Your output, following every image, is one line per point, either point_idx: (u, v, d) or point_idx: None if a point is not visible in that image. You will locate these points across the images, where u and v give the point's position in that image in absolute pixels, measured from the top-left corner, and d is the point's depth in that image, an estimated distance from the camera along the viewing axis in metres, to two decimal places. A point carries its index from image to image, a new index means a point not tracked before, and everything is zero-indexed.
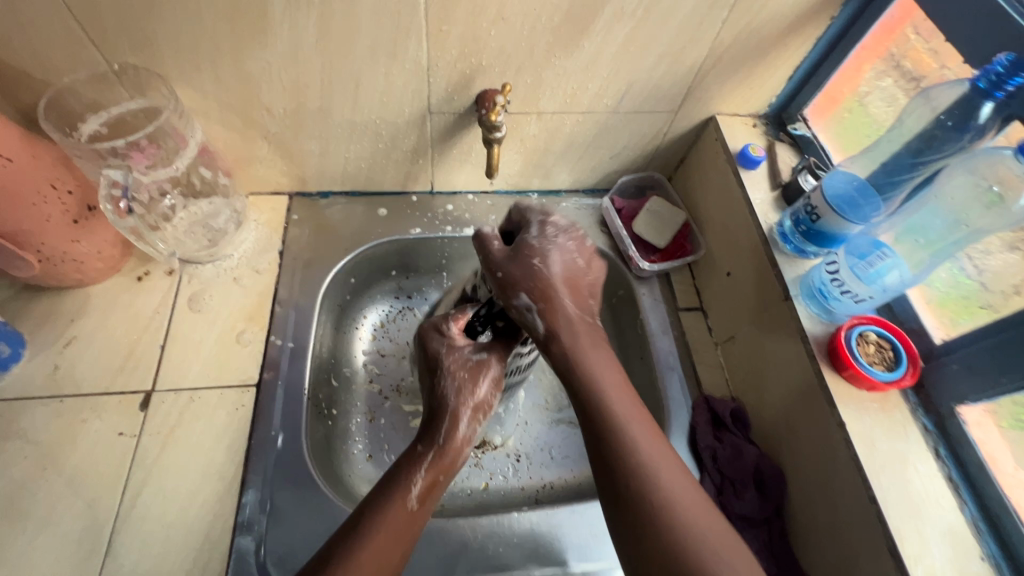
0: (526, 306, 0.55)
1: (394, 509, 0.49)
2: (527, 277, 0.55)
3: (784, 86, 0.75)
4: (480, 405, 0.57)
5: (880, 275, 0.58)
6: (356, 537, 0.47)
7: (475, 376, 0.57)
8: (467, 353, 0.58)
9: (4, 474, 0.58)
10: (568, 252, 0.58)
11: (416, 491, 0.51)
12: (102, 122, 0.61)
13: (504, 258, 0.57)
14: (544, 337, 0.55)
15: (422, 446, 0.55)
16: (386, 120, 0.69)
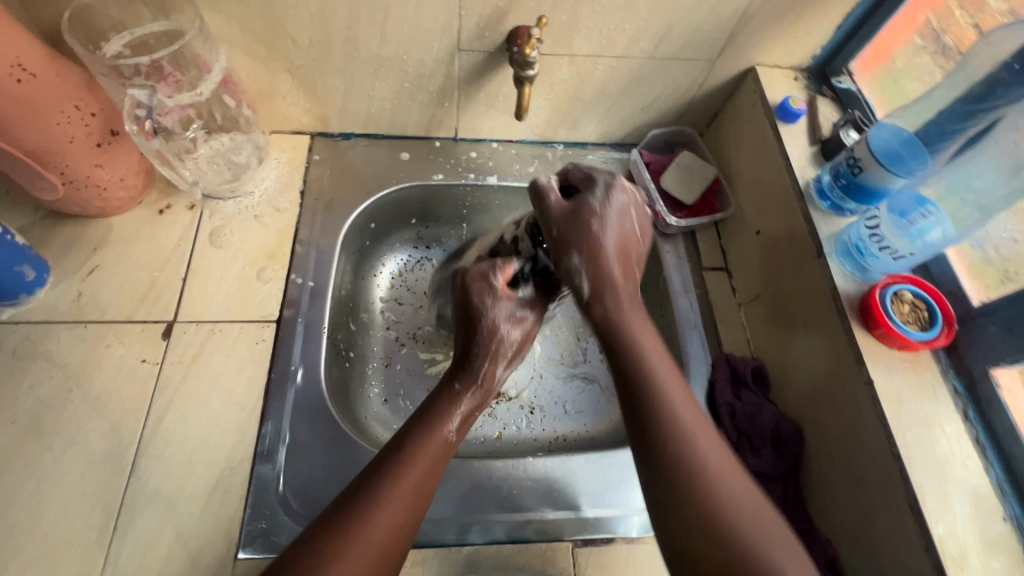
0: (576, 268, 0.55)
1: (433, 436, 0.50)
2: (585, 241, 0.54)
3: (832, 36, 0.71)
4: (518, 350, 0.59)
5: (923, 232, 0.56)
6: (397, 460, 0.48)
7: (517, 326, 0.58)
8: (511, 307, 0.58)
9: (30, 393, 0.59)
10: (623, 215, 0.56)
11: (455, 422, 0.52)
12: (124, 43, 0.60)
13: (564, 216, 0.55)
14: (588, 298, 0.54)
15: (459, 385, 0.55)
16: (414, 56, 0.67)
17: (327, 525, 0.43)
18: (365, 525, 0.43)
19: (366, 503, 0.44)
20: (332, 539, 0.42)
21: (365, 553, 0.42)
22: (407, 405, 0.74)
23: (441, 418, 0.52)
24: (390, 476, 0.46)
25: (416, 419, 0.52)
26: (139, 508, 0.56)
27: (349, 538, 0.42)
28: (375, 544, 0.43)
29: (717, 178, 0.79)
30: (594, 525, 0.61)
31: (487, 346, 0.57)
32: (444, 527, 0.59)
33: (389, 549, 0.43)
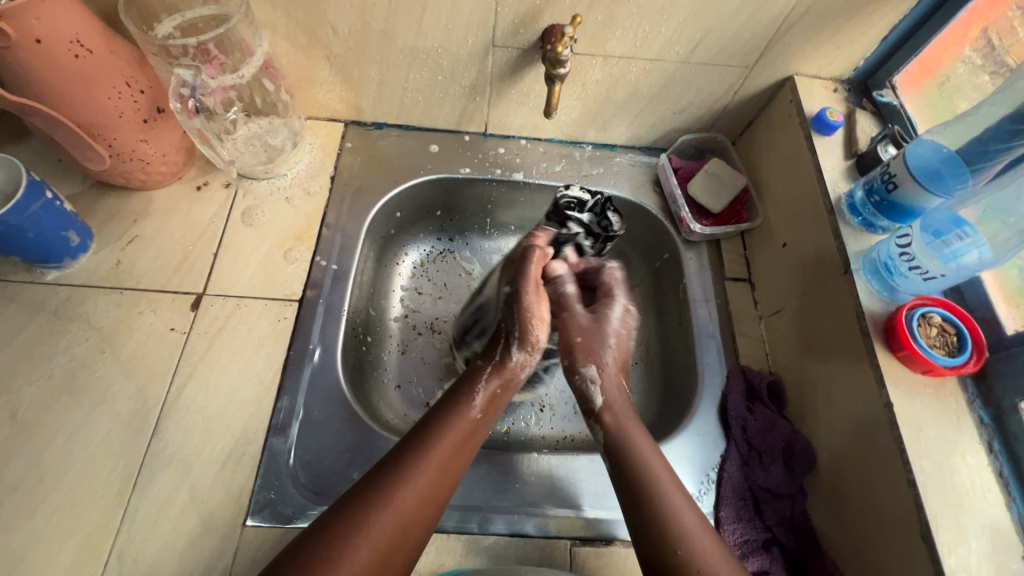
0: (591, 377, 0.59)
1: (461, 417, 0.53)
2: (591, 352, 0.59)
3: (875, 48, 0.69)
4: (530, 334, 0.58)
5: (957, 254, 0.53)
6: (427, 438, 0.50)
7: (536, 297, 0.59)
8: (535, 275, 0.60)
9: (68, 351, 0.63)
10: (623, 323, 0.61)
11: (480, 404, 0.54)
12: (175, 25, 0.63)
13: (586, 325, 0.60)
14: (597, 408, 0.58)
15: (480, 363, 0.59)
16: (449, 50, 0.68)
17: (359, 494, 0.46)
18: (394, 496, 0.46)
19: (397, 478, 0.47)
20: (364, 508, 0.45)
21: (392, 524, 0.44)
22: (419, 393, 0.76)
23: (467, 398, 0.54)
24: (419, 450, 0.49)
25: (445, 401, 0.55)
26: (158, 469, 0.58)
27: (381, 507, 0.45)
28: (403, 514, 0.45)
29: (746, 187, 0.78)
30: (594, 527, 0.60)
31: (502, 331, 0.60)
32: (444, 513, 0.59)
33: (418, 522, 0.46)
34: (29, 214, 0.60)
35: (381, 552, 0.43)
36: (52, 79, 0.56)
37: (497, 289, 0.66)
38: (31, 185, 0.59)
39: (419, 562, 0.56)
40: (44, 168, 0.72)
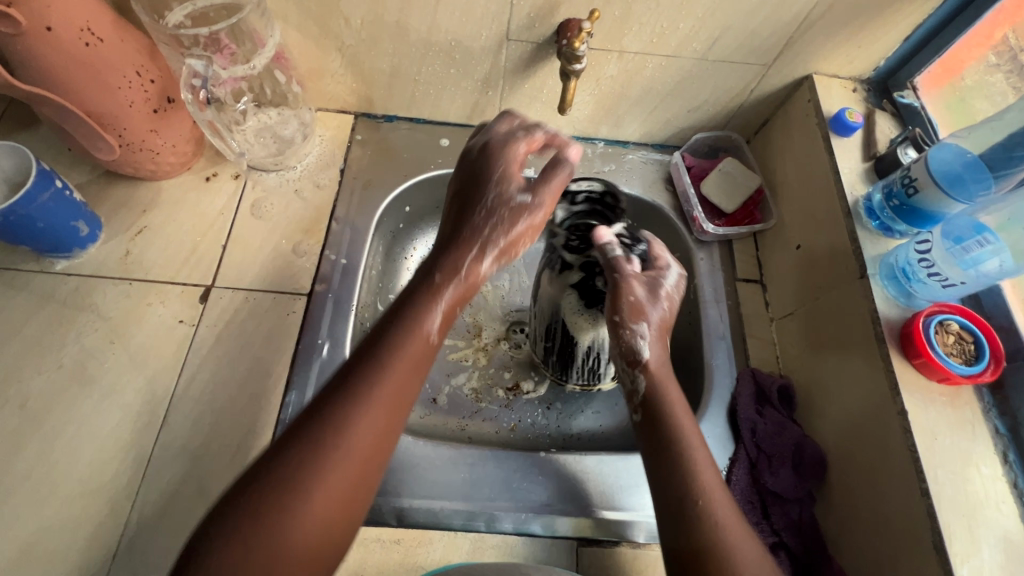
0: (641, 334, 0.54)
1: (413, 338, 0.48)
2: (646, 310, 0.54)
3: (897, 48, 0.68)
4: (512, 245, 0.55)
5: (977, 261, 0.52)
6: (374, 367, 0.46)
7: (517, 218, 0.54)
8: (512, 192, 0.54)
9: (77, 342, 0.63)
10: (674, 290, 0.58)
11: (437, 322, 0.50)
12: (186, 14, 0.62)
13: (641, 295, 0.54)
14: (647, 362, 0.54)
15: (440, 277, 0.52)
16: (462, 43, 0.67)
17: (304, 437, 0.42)
18: (343, 440, 0.42)
19: (342, 419, 0.43)
20: (308, 455, 0.41)
21: (345, 468, 0.42)
22: (426, 389, 0.75)
23: (421, 317, 0.49)
24: (366, 385, 0.45)
25: (395, 318, 0.49)
26: (167, 461, 0.58)
27: (329, 454, 0.42)
28: (355, 456, 0.43)
29: (761, 187, 0.77)
30: (601, 527, 0.60)
31: (479, 233, 0.54)
32: (452, 511, 0.60)
33: (371, 460, 0.44)
34: (39, 204, 0.59)
35: (336, 497, 0.41)
36: (62, 67, 0.55)
37: (466, 165, 0.57)
38: (41, 175, 0.59)
39: (428, 557, 0.57)
40: (52, 156, 0.71)
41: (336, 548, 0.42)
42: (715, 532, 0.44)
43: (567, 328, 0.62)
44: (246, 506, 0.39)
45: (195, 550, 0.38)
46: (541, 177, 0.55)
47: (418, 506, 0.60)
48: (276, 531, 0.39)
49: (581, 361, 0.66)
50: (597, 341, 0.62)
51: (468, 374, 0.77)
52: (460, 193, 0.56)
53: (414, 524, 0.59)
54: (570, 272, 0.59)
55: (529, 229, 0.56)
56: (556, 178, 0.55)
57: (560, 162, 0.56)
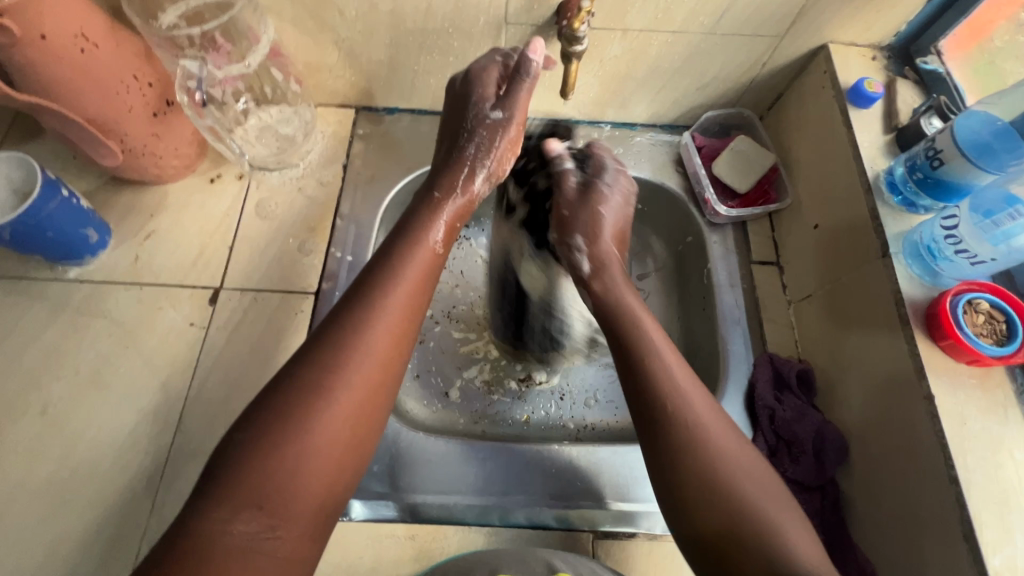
0: (577, 247, 0.58)
1: (420, 247, 0.52)
2: (586, 222, 0.58)
3: (919, 11, 0.63)
4: (499, 164, 0.59)
5: (1008, 235, 0.49)
6: (389, 277, 0.50)
7: (492, 135, 0.57)
8: (486, 110, 0.57)
9: (92, 347, 0.64)
10: (618, 200, 0.61)
11: (440, 233, 0.55)
12: (180, 14, 0.60)
13: (573, 198, 0.59)
14: (587, 276, 0.57)
15: (438, 194, 0.56)
16: (459, 29, 0.65)
17: (325, 343, 0.46)
18: (360, 345, 0.46)
19: (358, 326, 0.47)
20: (334, 357, 0.45)
21: (365, 371, 0.46)
22: (438, 382, 0.75)
23: (424, 229, 0.54)
24: (380, 295, 0.48)
25: (400, 234, 0.53)
26: (183, 463, 0.59)
27: (350, 355, 0.45)
28: (374, 362, 0.46)
29: (774, 166, 0.74)
30: (617, 518, 0.60)
31: (465, 156, 0.57)
32: (465, 506, 0.60)
33: (392, 364, 0.47)
34: (46, 213, 0.60)
35: (359, 399, 0.45)
36: (58, 74, 0.55)
37: (453, 95, 0.60)
38: (47, 185, 0.60)
39: (444, 550, 0.58)
40: (60, 165, 0.72)
41: (361, 448, 0.45)
42: (713, 470, 0.44)
43: (521, 282, 0.64)
44: (277, 405, 0.43)
45: (229, 449, 0.42)
46: (507, 91, 0.57)
47: (431, 502, 0.60)
48: (307, 424, 0.42)
49: (538, 321, 0.66)
50: (556, 295, 0.63)
51: (480, 367, 0.76)
52: (446, 128, 0.60)
53: (429, 519, 0.60)
54: (517, 210, 0.63)
55: (507, 147, 0.58)
56: (522, 89, 0.56)
57: (525, 72, 0.56)
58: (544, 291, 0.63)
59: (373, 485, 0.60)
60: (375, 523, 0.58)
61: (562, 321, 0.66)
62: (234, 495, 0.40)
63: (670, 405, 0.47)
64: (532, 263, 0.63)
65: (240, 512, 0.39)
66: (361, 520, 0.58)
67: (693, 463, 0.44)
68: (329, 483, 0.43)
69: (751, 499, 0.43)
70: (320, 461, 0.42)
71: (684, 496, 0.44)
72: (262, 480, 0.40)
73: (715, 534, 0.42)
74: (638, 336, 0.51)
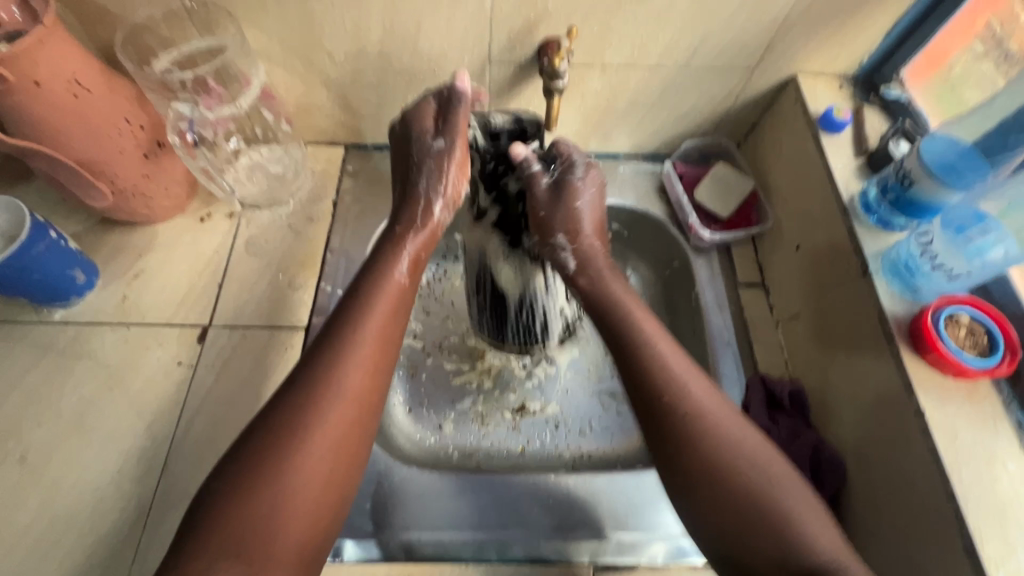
0: (561, 246, 0.58)
1: (385, 282, 0.53)
2: (566, 220, 0.57)
3: (879, 43, 0.67)
4: (454, 189, 0.59)
5: (982, 250, 0.52)
6: (360, 312, 0.50)
7: (438, 162, 0.58)
8: (430, 142, 0.57)
9: (76, 390, 0.63)
10: (593, 194, 0.61)
11: (404, 264, 0.55)
12: (172, 60, 0.63)
13: (547, 198, 0.57)
14: (573, 272, 0.58)
15: (400, 229, 0.58)
16: (445, 69, 0.68)
17: (300, 385, 0.46)
18: (332, 382, 0.46)
19: (327, 363, 0.47)
20: (306, 397, 0.45)
21: (339, 408, 0.45)
22: (431, 416, 0.74)
23: (387, 266, 0.54)
24: (350, 332, 0.49)
25: (365, 271, 0.54)
26: (168, 507, 0.57)
27: (322, 395, 0.45)
28: (347, 398, 0.46)
29: (753, 191, 0.77)
30: (618, 549, 0.59)
31: (419, 189, 0.58)
32: (460, 543, 0.59)
33: (369, 399, 0.47)
34: (34, 255, 0.60)
35: (335, 436, 0.44)
36: (51, 119, 0.55)
37: (396, 137, 0.62)
38: (36, 227, 0.60)
39: None
40: (48, 207, 0.72)
41: (340, 487, 0.44)
42: (715, 448, 0.45)
43: (498, 281, 0.63)
44: (253, 448, 0.42)
45: (208, 496, 0.41)
46: (445, 119, 0.57)
47: (425, 540, 0.58)
48: (283, 465, 0.42)
49: (516, 317, 0.67)
50: (535, 293, 0.64)
51: (473, 398, 0.75)
52: (399, 167, 0.61)
53: (423, 558, 0.58)
54: (487, 214, 0.61)
55: (456, 171, 0.58)
56: (460, 113, 0.57)
57: (457, 100, 0.57)
58: (519, 291, 0.63)
59: (364, 524, 0.58)
60: (366, 565, 0.56)
61: (540, 314, 0.66)
62: (209, 543, 0.39)
63: (670, 396, 0.48)
64: (506, 266, 0.62)
65: (218, 560, 0.39)
66: (353, 562, 0.57)
67: (697, 473, 0.45)
68: (309, 527, 0.42)
69: (755, 482, 0.44)
70: (298, 502, 0.42)
71: (686, 481, 0.45)
72: (246, 523, 0.40)
73: (724, 522, 0.43)
74: (624, 319, 0.53)
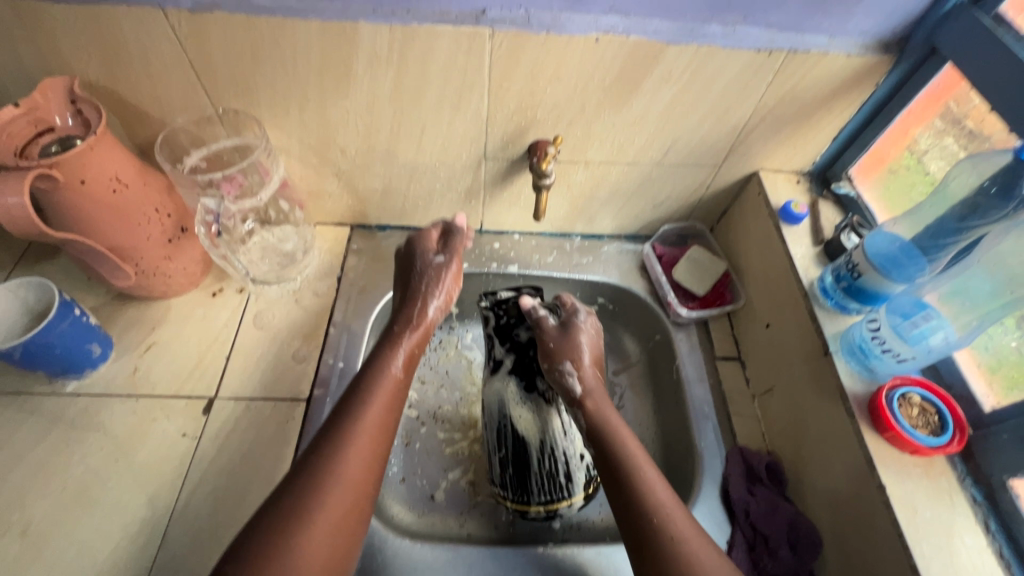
0: (568, 372, 0.64)
1: (383, 377, 0.58)
2: (570, 350, 0.65)
3: (828, 146, 0.76)
4: (448, 295, 0.68)
5: (924, 335, 0.57)
6: (360, 405, 0.55)
7: (438, 273, 0.68)
8: (431, 258, 0.69)
9: (82, 462, 0.65)
10: (592, 333, 0.69)
11: (400, 360, 0.61)
12: (201, 157, 0.71)
13: (555, 333, 0.67)
14: (579, 397, 0.62)
15: (398, 327, 0.64)
16: (445, 164, 0.76)
17: (306, 471, 0.49)
18: (334, 473, 0.49)
19: (331, 455, 0.50)
20: (311, 492, 0.48)
21: (340, 500, 0.48)
22: (424, 485, 0.76)
23: (385, 362, 0.60)
24: (352, 422, 0.53)
25: (365, 367, 0.59)
26: None
27: (325, 487, 0.48)
28: (347, 491, 0.49)
29: (727, 271, 0.83)
30: None
31: (418, 292, 0.66)
32: None
33: (368, 484, 0.51)
34: (57, 332, 0.64)
35: (331, 531, 0.47)
36: (91, 212, 0.62)
37: (400, 256, 0.72)
38: (64, 304, 0.65)
39: None
40: (71, 282, 0.77)
41: None
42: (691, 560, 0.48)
43: (516, 429, 0.66)
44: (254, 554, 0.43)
45: None
46: (446, 244, 0.71)
47: None
48: (281, 556, 0.44)
49: (538, 466, 0.66)
50: (552, 436, 0.66)
51: (465, 468, 0.77)
52: (399, 278, 0.71)
53: None
54: (503, 362, 0.70)
55: (451, 280, 0.69)
56: (458, 240, 0.71)
57: (457, 230, 0.72)
58: (539, 433, 0.66)
59: None
60: None
61: (561, 462, 0.66)
62: None
63: (660, 516, 0.51)
64: (525, 409, 0.67)
65: None
66: None
67: (669, 564, 0.48)
68: None
69: None
70: None
71: None
72: None
73: None
74: (617, 441, 0.57)
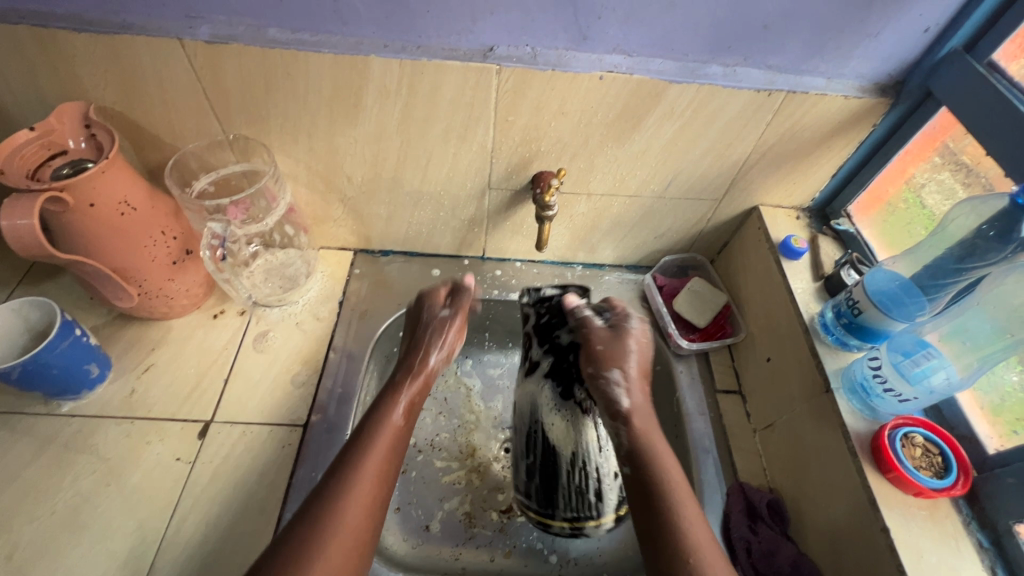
0: (615, 381, 0.64)
1: (385, 425, 0.58)
2: (618, 358, 0.65)
3: (828, 183, 0.78)
4: (450, 347, 0.69)
5: (926, 374, 0.57)
6: (363, 450, 0.55)
7: (443, 326, 0.69)
8: (437, 311, 0.70)
9: (73, 486, 0.64)
10: (640, 337, 0.69)
11: (400, 409, 0.60)
12: (210, 181, 0.73)
13: (606, 336, 0.67)
14: (625, 409, 0.62)
15: (399, 375, 0.64)
16: (449, 193, 0.77)
17: (307, 514, 0.49)
18: (335, 517, 0.49)
19: (334, 498, 0.50)
20: (314, 535, 0.47)
21: (341, 545, 0.48)
22: (420, 516, 0.74)
23: (386, 410, 0.60)
24: (354, 467, 0.53)
25: (368, 414, 0.59)
26: None
27: (324, 531, 0.48)
28: (346, 538, 0.48)
29: (727, 303, 0.84)
30: None
31: (422, 343, 0.67)
32: None
33: (364, 531, 0.50)
34: (57, 352, 0.64)
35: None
36: (97, 234, 0.62)
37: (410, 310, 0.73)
38: (65, 323, 0.65)
39: None
40: (73, 302, 0.77)
41: None
42: None
43: (548, 437, 0.67)
44: None
45: None
46: (453, 297, 0.72)
47: None
48: None
49: (566, 481, 0.66)
50: (582, 447, 0.66)
51: (461, 498, 0.76)
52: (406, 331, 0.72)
53: None
54: (540, 365, 0.70)
55: (455, 333, 0.70)
56: (466, 295, 0.72)
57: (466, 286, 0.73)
58: (572, 447, 0.66)
59: None
60: None
61: (593, 479, 0.66)
62: None
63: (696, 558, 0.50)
64: (558, 416, 0.67)
65: None
66: None
67: None
68: None
69: None
70: None
71: None
72: None
73: None
74: (662, 475, 0.56)
